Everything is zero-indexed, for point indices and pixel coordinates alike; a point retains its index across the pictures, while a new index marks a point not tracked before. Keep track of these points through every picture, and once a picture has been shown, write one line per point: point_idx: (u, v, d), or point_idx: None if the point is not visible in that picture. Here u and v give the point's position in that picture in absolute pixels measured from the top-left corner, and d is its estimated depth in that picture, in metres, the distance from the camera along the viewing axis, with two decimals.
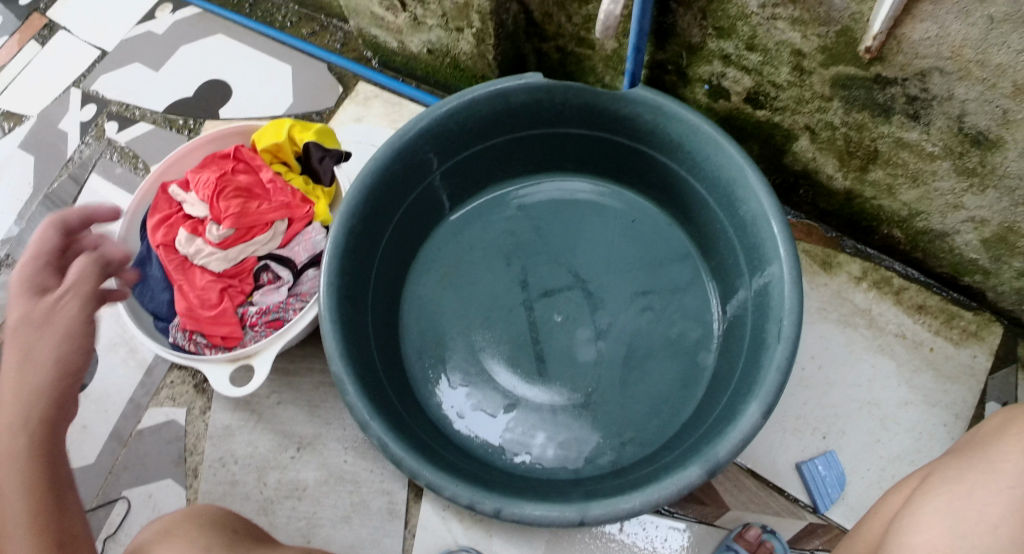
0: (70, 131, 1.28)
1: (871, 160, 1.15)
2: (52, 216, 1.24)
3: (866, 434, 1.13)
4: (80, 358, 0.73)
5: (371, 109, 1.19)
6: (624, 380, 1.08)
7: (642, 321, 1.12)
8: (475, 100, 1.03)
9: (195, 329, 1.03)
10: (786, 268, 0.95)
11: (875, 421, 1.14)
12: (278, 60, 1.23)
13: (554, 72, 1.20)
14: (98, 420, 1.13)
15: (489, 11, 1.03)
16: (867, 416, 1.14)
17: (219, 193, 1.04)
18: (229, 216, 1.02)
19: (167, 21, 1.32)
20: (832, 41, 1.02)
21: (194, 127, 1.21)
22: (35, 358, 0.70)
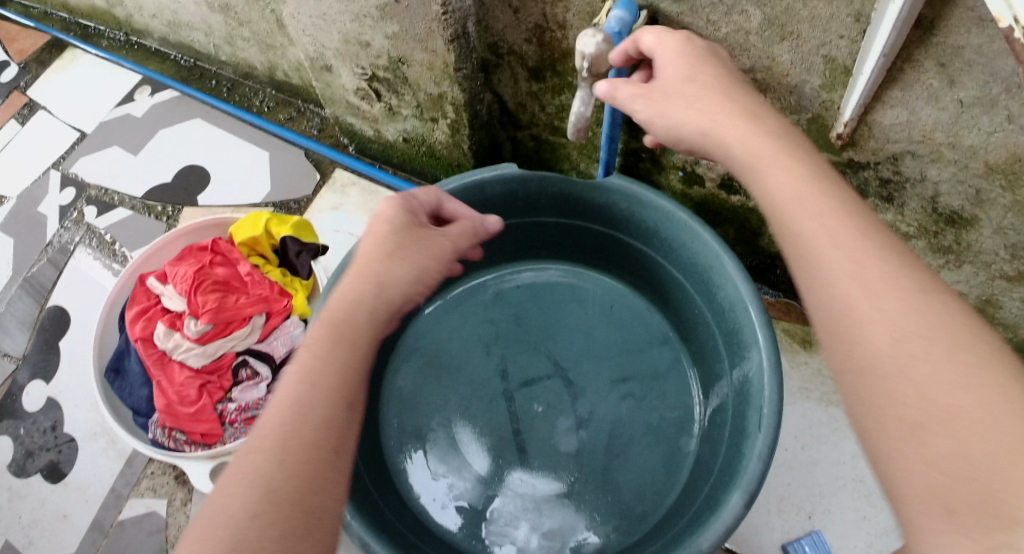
0: (49, 215, 1.30)
1: None
2: (30, 300, 1.25)
3: (850, 511, 1.13)
4: (419, 287, 0.77)
5: (348, 197, 1.24)
6: (607, 467, 1.10)
7: (623, 407, 1.14)
8: (453, 192, 1.05)
9: (173, 426, 1.02)
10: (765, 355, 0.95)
11: (860, 497, 1.14)
12: (256, 146, 1.30)
13: (527, 159, 1.27)
14: (79, 509, 1.13)
15: (463, 102, 1.12)
16: (851, 493, 1.14)
17: (197, 289, 1.05)
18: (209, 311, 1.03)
19: (145, 104, 1.38)
20: (805, 129, 1.07)
21: (173, 214, 1.26)
22: (388, 272, 0.75)
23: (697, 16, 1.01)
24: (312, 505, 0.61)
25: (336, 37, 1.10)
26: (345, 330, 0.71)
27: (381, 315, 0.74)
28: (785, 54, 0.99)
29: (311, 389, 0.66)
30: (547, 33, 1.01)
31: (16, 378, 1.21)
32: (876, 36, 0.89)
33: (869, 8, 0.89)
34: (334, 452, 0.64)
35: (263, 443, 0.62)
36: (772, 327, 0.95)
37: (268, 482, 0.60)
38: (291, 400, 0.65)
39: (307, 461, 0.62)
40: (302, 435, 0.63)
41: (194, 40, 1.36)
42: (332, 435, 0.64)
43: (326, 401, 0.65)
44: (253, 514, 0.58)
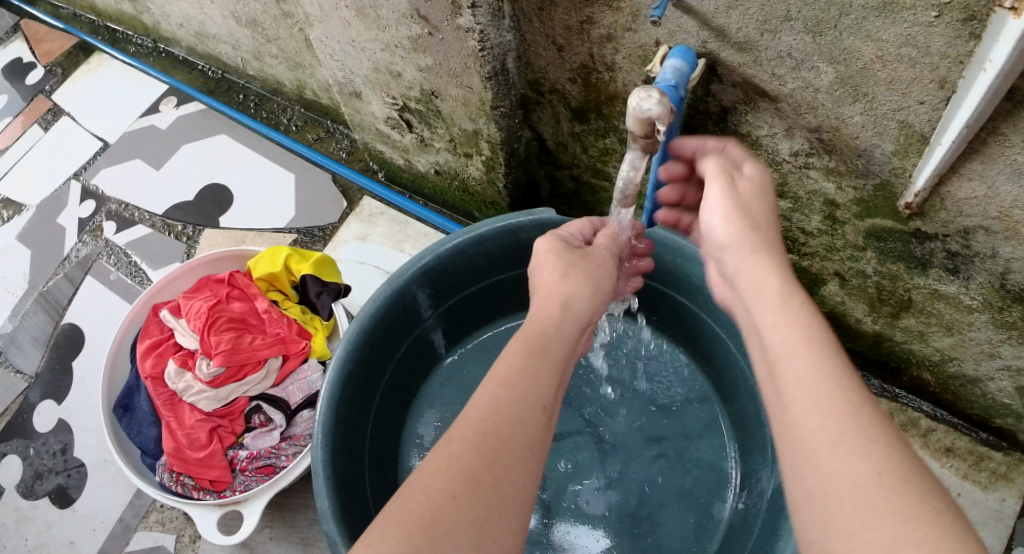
0: (68, 227, 1.27)
1: (904, 308, 1.05)
2: (45, 316, 1.21)
3: None
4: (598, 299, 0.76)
5: (375, 225, 1.15)
6: (634, 532, 1.01)
7: (655, 469, 1.06)
8: (483, 236, 0.98)
9: (182, 472, 0.98)
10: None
11: None
12: (282, 167, 1.24)
13: (567, 199, 1.17)
14: (85, 538, 1.09)
15: (500, 140, 1.03)
16: None
17: (213, 329, 1.01)
18: (222, 353, 0.99)
19: (171, 116, 1.34)
20: (869, 194, 0.94)
21: (192, 235, 1.20)
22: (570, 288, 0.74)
23: (761, 69, 0.88)
24: (506, 498, 0.55)
25: (366, 64, 1.04)
26: (534, 342, 0.67)
27: (563, 327, 0.70)
28: (857, 116, 0.87)
29: (512, 387, 0.62)
30: (593, 73, 0.93)
31: (27, 396, 1.18)
32: (964, 107, 0.75)
33: (958, 75, 0.76)
34: (529, 456, 0.59)
35: (462, 431, 0.59)
36: None
37: (469, 467, 0.56)
38: (493, 395, 0.61)
39: (508, 455, 0.57)
40: (499, 429, 0.59)
41: (222, 53, 1.33)
42: (530, 431, 0.59)
43: (524, 401, 0.61)
44: (455, 494, 0.54)
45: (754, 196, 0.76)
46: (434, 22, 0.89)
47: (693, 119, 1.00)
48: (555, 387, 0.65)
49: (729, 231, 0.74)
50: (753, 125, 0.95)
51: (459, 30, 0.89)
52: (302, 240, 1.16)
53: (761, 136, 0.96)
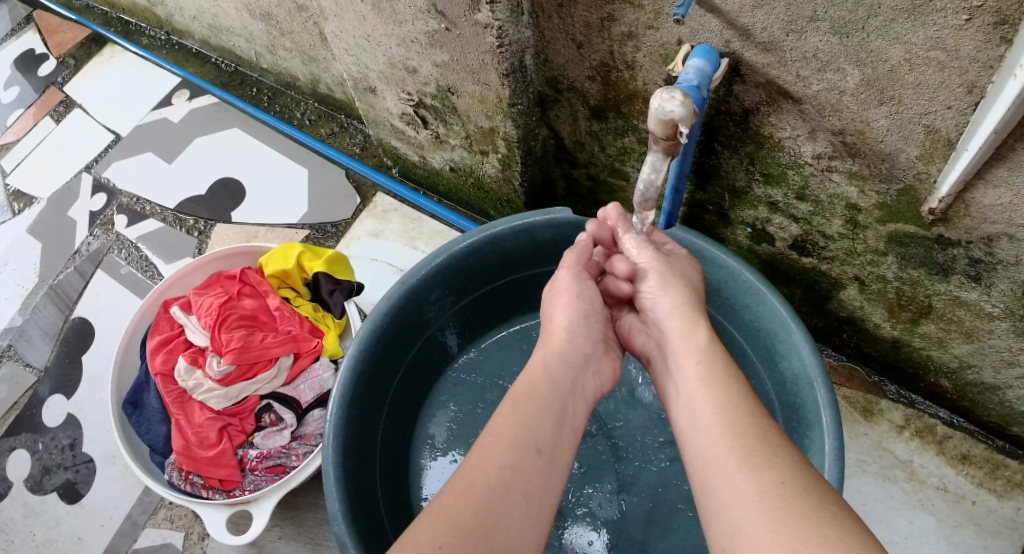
0: (79, 221, 1.26)
1: (923, 314, 1.03)
2: (55, 310, 1.21)
3: None
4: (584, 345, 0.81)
5: (388, 222, 1.14)
6: (646, 537, 1.00)
7: (669, 473, 1.04)
8: (498, 235, 0.97)
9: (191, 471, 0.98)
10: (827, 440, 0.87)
11: None
12: (295, 162, 1.23)
13: (583, 198, 1.15)
14: (94, 534, 1.08)
15: (517, 138, 1.02)
16: None
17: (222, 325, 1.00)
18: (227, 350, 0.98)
19: (183, 109, 1.33)
20: (892, 199, 0.92)
21: (204, 230, 1.19)
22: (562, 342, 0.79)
23: (786, 70, 0.87)
24: (498, 543, 0.56)
25: (382, 60, 1.02)
26: (522, 390, 0.71)
27: (554, 371, 0.75)
28: (882, 119, 0.85)
29: (506, 438, 0.65)
30: (613, 72, 0.91)
31: (37, 390, 1.18)
32: (995, 112, 0.74)
33: (988, 80, 0.74)
34: (520, 504, 0.60)
35: (457, 481, 0.61)
36: (836, 407, 0.88)
37: (464, 514, 0.57)
38: (487, 446, 0.64)
39: (498, 504, 0.59)
40: (488, 477, 0.61)
41: (235, 46, 1.32)
42: (523, 476, 0.62)
43: (516, 448, 0.64)
44: (452, 538, 0.55)
45: (687, 269, 0.85)
46: (452, 18, 0.88)
47: (713, 119, 0.98)
48: (549, 430, 0.68)
49: (661, 285, 0.82)
50: (776, 126, 0.93)
51: (477, 26, 0.87)
52: (314, 236, 1.14)
53: (783, 138, 0.94)
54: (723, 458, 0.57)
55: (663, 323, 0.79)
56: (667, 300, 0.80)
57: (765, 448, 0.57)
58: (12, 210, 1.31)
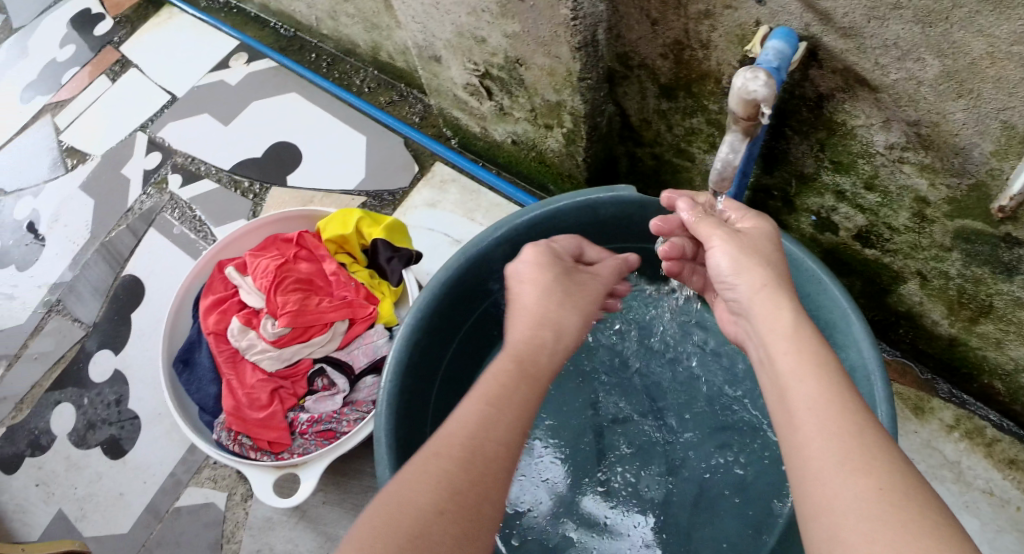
0: (132, 178, 1.29)
1: (983, 313, 1.02)
2: (105, 267, 1.22)
3: None
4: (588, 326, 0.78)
5: (447, 193, 1.14)
6: (689, 522, 0.99)
7: (718, 459, 1.02)
8: (560, 211, 0.97)
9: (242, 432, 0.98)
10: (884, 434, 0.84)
11: None
12: (353, 128, 1.23)
13: (646, 177, 1.15)
14: (136, 490, 1.09)
15: (584, 113, 1.02)
16: None
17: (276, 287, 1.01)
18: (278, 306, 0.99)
19: (241, 72, 1.34)
20: (963, 193, 0.91)
21: (259, 192, 1.20)
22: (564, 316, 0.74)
23: (864, 57, 0.85)
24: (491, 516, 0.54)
25: (448, 29, 1.02)
26: (526, 362, 0.67)
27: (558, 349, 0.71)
28: (958, 112, 0.83)
29: (485, 402, 0.61)
30: (686, 50, 0.89)
31: (84, 345, 1.19)
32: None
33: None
34: (512, 471, 0.57)
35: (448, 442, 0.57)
36: (893, 402, 0.85)
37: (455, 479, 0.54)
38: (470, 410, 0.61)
39: (495, 468, 0.56)
40: (484, 448, 0.57)
41: (296, 12, 1.32)
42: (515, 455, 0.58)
43: (499, 415, 0.60)
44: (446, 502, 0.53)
45: (759, 240, 0.75)
46: None
47: (787, 103, 0.97)
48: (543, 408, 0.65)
49: (738, 271, 0.72)
50: (850, 113, 0.92)
51: None
52: (371, 203, 1.15)
53: (856, 126, 0.93)
54: (817, 459, 0.53)
55: (749, 311, 0.70)
56: (749, 282, 0.71)
57: (861, 451, 0.51)
58: (66, 166, 1.35)
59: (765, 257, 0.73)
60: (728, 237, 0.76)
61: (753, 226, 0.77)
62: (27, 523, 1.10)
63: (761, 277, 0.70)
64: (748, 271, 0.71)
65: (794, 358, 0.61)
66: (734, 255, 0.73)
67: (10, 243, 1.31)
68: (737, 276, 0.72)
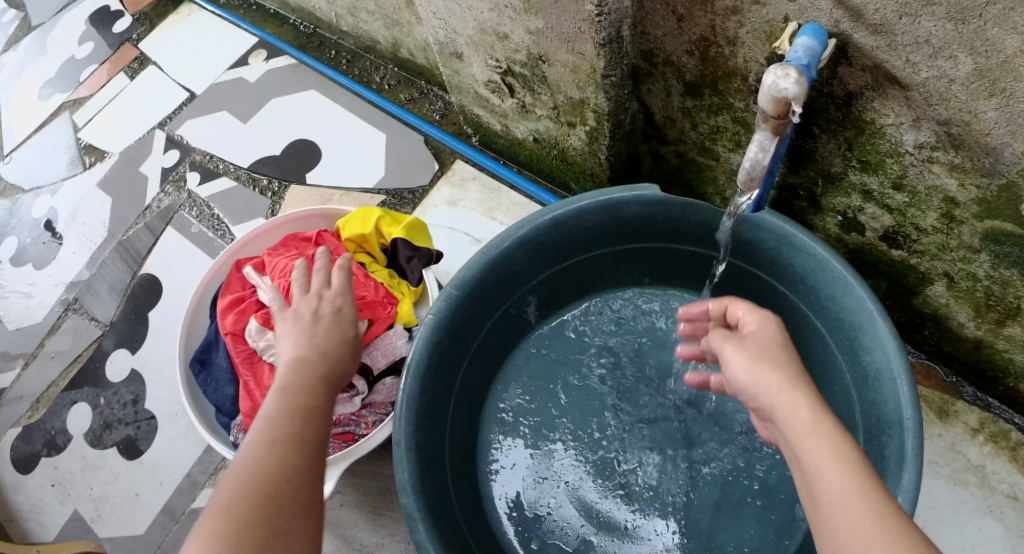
0: (150, 176, 1.28)
1: (1010, 315, 1.01)
2: (122, 265, 1.22)
3: None
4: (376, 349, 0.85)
5: (467, 191, 1.14)
6: (712, 525, 0.96)
7: (740, 462, 1.00)
8: (583, 211, 0.96)
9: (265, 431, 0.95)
10: (909, 442, 0.83)
11: None
12: (372, 126, 1.22)
13: (670, 175, 1.13)
14: (152, 491, 1.08)
15: (607, 110, 1.01)
16: None
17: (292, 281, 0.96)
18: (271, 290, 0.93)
19: (259, 69, 1.34)
20: (992, 194, 0.89)
21: (277, 190, 1.20)
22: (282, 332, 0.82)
23: (895, 55, 0.84)
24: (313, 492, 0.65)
25: (471, 25, 1.01)
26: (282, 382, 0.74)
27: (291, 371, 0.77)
28: (990, 111, 0.82)
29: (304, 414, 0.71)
30: (712, 47, 0.88)
31: (101, 344, 1.18)
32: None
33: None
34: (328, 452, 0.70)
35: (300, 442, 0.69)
36: (919, 405, 0.84)
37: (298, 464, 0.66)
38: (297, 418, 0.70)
39: (319, 452, 0.69)
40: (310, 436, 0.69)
41: (316, 8, 1.31)
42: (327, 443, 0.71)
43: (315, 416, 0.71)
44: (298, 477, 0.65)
45: (768, 341, 0.68)
46: None
47: (814, 101, 0.96)
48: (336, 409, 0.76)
49: (747, 372, 0.66)
50: (878, 112, 0.91)
51: None
52: (390, 201, 1.14)
53: (885, 125, 0.91)
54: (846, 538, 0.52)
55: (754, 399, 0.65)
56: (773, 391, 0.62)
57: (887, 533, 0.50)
58: (83, 163, 1.34)
59: (779, 351, 0.66)
60: (737, 346, 0.69)
61: (761, 328, 0.69)
62: (42, 524, 1.09)
63: (778, 379, 0.63)
64: (765, 380, 0.64)
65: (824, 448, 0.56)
66: (750, 364, 0.66)
67: (27, 241, 1.30)
68: (752, 386, 0.65)
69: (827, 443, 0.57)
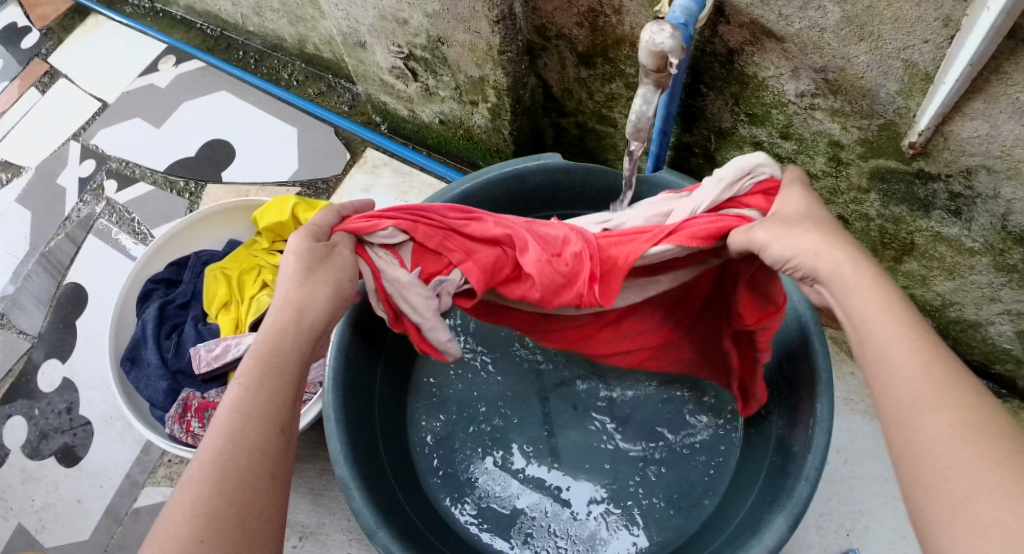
0: (69, 187, 1.32)
1: (906, 251, 1.06)
2: (47, 276, 1.24)
3: (890, 530, 1.02)
4: None
5: (379, 176, 1.20)
6: (642, 475, 1.00)
7: (662, 413, 1.03)
8: (490, 182, 0.97)
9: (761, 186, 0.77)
10: (820, 370, 0.86)
11: (902, 517, 1.03)
12: (286, 121, 1.29)
13: (573, 146, 1.17)
14: (94, 495, 1.09)
15: (506, 86, 1.03)
16: (894, 513, 1.03)
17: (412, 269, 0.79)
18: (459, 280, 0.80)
19: (170, 74, 1.40)
20: (874, 134, 0.94)
21: (196, 191, 1.26)
22: None
23: (768, 9, 0.86)
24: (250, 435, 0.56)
25: (371, 13, 1.02)
26: None
27: None
28: (863, 55, 0.85)
29: (233, 403, 0.57)
30: (600, 17, 0.89)
31: (31, 356, 1.19)
32: (971, 46, 0.74)
33: (962, 13, 0.73)
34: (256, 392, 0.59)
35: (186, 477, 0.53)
36: (826, 343, 0.87)
37: (257, 467, 0.55)
38: (208, 437, 0.56)
39: (262, 411, 0.58)
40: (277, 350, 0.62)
41: (222, 10, 1.38)
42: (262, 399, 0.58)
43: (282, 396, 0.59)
44: (275, 475, 0.55)
45: None
46: None
47: (699, 61, 0.99)
48: None
49: None
50: (759, 66, 0.94)
51: None
52: (306, 192, 1.21)
53: (767, 77, 0.95)
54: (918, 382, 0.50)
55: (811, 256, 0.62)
56: (831, 273, 0.59)
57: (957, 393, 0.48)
58: (0, 180, 1.37)
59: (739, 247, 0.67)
60: None
61: None
62: None
63: (812, 242, 0.62)
64: None
65: (915, 366, 0.51)
66: None
67: None
68: (846, 295, 0.57)
69: (921, 374, 0.50)
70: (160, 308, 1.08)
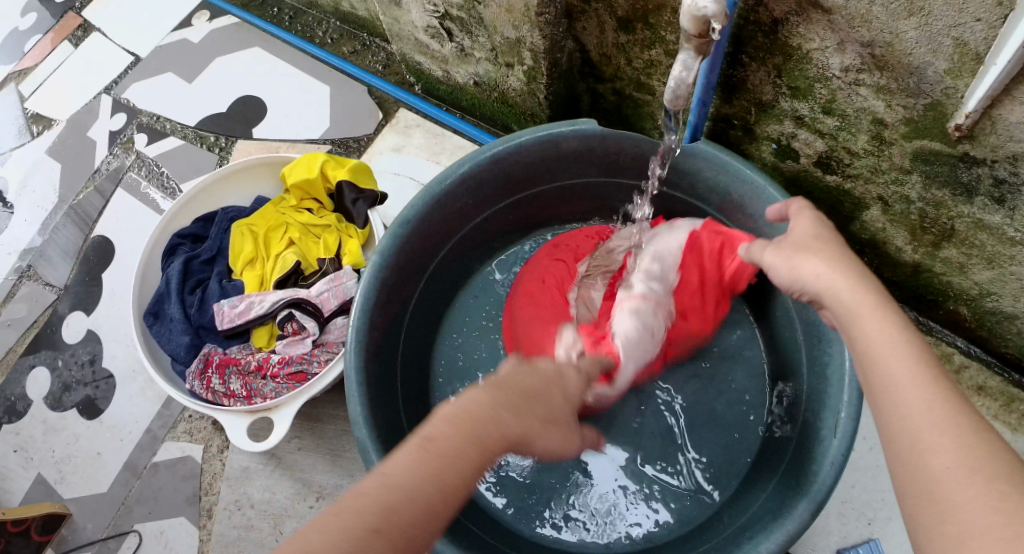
0: (98, 140, 1.32)
1: (945, 237, 1.03)
2: (74, 229, 1.24)
3: None
4: None
5: (411, 138, 1.19)
6: (664, 451, 0.98)
7: (688, 391, 1.01)
8: (524, 145, 0.94)
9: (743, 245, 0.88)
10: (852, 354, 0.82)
11: None
12: (320, 79, 1.28)
13: (608, 113, 1.15)
14: (114, 448, 1.09)
15: (542, 48, 1.01)
16: None
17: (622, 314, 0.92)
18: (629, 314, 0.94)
19: (203, 29, 1.39)
20: (919, 114, 0.91)
21: (225, 146, 1.26)
22: None
23: None
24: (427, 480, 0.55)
25: None
26: None
27: None
28: (911, 31, 0.82)
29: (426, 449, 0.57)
30: None
31: (56, 308, 1.19)
32: None
33: None
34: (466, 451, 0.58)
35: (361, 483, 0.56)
36: None
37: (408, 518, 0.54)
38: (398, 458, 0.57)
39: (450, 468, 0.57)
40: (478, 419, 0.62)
41: None
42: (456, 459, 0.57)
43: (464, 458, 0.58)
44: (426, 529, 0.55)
45: None
46: None
47: (742, 30, 0.96)
48: None
49: None
50: (804, 37, 0.92)
51: None
52: (336, 150, 1.21)
53: (812, 50, 0.93)
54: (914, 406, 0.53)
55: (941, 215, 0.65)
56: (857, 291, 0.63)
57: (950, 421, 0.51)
58: (31, 132, 1.38)
59: None
60: None
61: None
62: (6, 490, 1.09)
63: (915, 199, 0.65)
64: None
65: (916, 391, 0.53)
66: None
67: None
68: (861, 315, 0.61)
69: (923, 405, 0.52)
70: (185, 263, 1.07)
